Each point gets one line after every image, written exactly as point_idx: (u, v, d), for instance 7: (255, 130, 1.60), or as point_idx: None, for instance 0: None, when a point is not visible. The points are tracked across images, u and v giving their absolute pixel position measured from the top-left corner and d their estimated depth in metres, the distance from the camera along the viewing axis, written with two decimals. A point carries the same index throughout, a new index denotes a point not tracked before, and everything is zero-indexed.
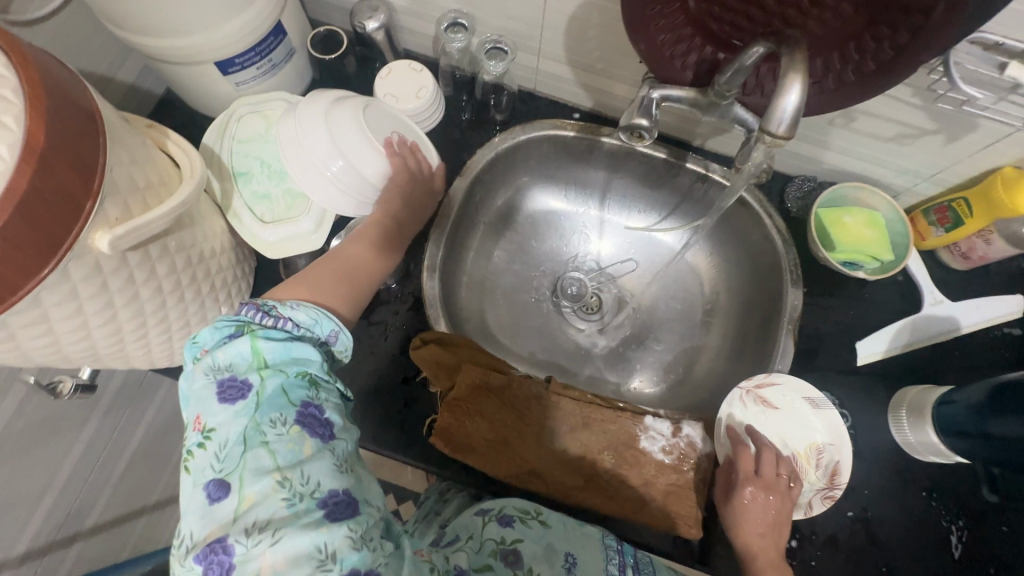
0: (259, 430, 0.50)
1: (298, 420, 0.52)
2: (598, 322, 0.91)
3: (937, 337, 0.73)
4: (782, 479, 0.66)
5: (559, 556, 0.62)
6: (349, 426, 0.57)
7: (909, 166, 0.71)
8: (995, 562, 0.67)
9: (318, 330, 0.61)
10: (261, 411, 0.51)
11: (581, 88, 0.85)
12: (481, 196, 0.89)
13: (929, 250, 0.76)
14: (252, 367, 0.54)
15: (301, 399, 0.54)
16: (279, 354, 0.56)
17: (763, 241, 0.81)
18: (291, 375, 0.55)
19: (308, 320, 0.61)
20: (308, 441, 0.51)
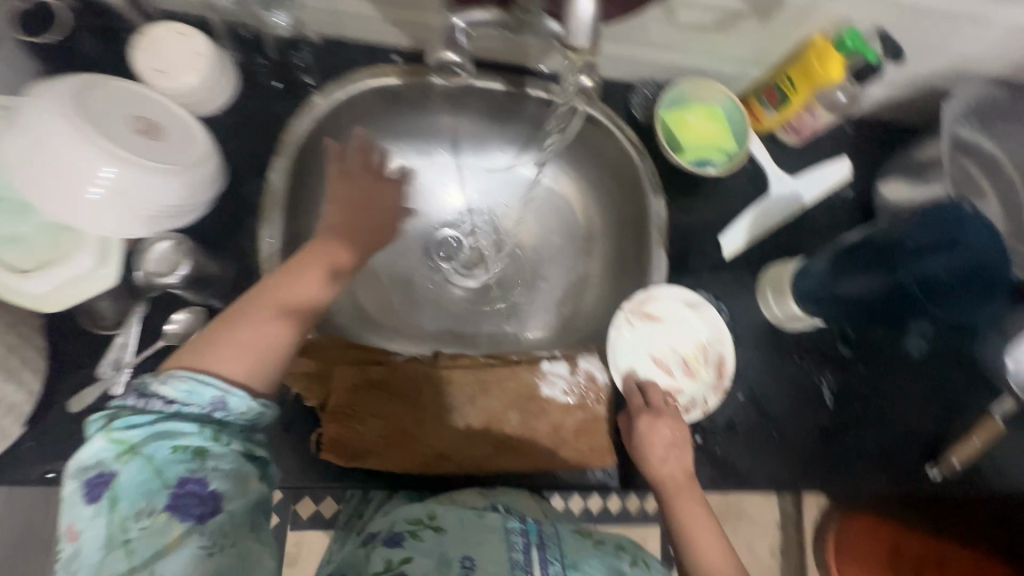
0: (117, 530, 0.40)
1: (167, 506, 0.42)
2: (483, 276, 0.86)
3: (786, 212, 0.80)
4: (668, 403, 0.69)
5: (454, 561, 0.45)
6: (251, 493, 0.45)
7: (731, 51, 0.73)
8: (858, 399, 0.77)
9: (198, 399, 0.46)
10: (118, 505, 0.41)
11: (391, 25, 0.71)
12: (316, 175, 0.76)
13: (767, 132, 0.81)
14: (113, 461, 0.42)
15: (173, 480, 0.42)
16: (147, 438, 0.43)
17: (619, 155, 0.79)
18: (158, 461, 0.43)
19: (181, 393, 0.46)
20: (179, 525, 0.41)
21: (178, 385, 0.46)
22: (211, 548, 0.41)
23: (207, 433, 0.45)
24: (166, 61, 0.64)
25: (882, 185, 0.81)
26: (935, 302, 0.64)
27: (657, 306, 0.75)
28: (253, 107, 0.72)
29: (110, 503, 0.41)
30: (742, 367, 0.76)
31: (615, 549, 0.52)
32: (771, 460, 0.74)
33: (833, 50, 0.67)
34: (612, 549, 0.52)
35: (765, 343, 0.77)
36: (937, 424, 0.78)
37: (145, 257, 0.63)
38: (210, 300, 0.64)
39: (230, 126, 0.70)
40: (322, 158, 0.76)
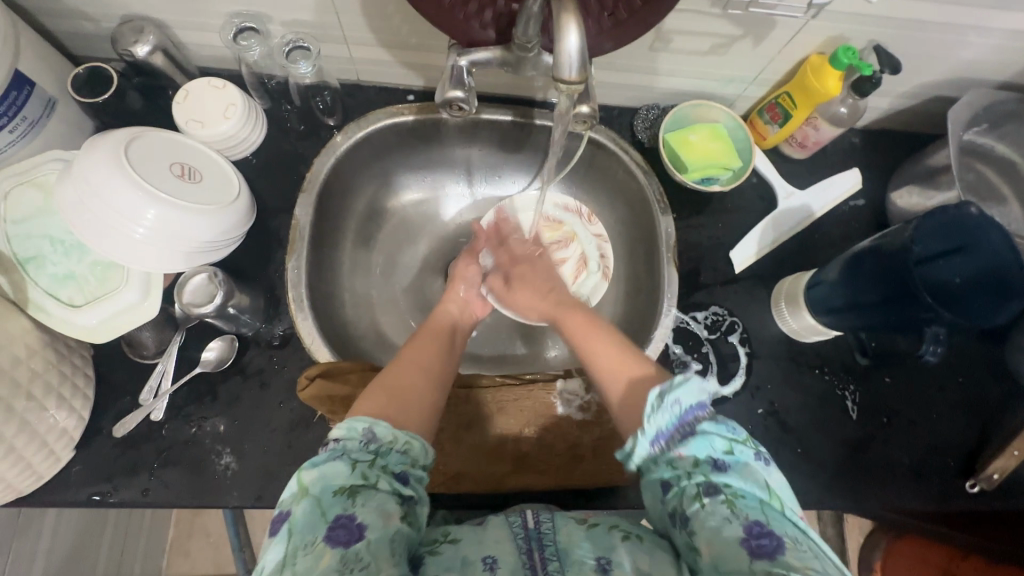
0: (290, 553, 0.43)
1: (327, 534, 0.44)
2: None
3: (796, 226, 0.80)
4: (533, 252, 0.80)
5: (476, 562, 0.48)
6: (392, 526, 0.46)
7: (730, 73, 0.76)
8: (884, 410, 0.76)
9: (357, 437, 0.49)
10: (295, 531, 0.44)
11: (405, 68, 0.76)
12: (338, 208, 0.81)
13: (772, 148, 0.83)
14: (300, 492, 0.46)
15: (333, 512, 0.45)
16: (319, 473, 0.47)
17: (627, 177, 0.82)
18: (324, 490, 0.46)
19: (343, 433, 0.50)
20: (330, 553, 0.44)
21: (346, 431, 0.50)
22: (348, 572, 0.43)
23: (359, 464, 0.48)
24: (204, 112, 0.70)
25: (894, 193, 0.81)
26: (963, 315, 0.59)
27: (669, 321, 0.75)
28: (281, 149, 0.78)
29: (292, 531, 0.44)
30: (761, 381, 0.75)
31: (609, 527, 0.51)
32: (795, 474, 0.73)
33: (829, 66, 0.68)
34: (606, 529, 0.51)
35: (782, 356, 0.76)
36: (970, 436, 0.76)
37: (185, 288, 0.67)
38: (241, 329, 0.69)
39: (259, 167, 0.76)
40: (343, 194, 0.81)
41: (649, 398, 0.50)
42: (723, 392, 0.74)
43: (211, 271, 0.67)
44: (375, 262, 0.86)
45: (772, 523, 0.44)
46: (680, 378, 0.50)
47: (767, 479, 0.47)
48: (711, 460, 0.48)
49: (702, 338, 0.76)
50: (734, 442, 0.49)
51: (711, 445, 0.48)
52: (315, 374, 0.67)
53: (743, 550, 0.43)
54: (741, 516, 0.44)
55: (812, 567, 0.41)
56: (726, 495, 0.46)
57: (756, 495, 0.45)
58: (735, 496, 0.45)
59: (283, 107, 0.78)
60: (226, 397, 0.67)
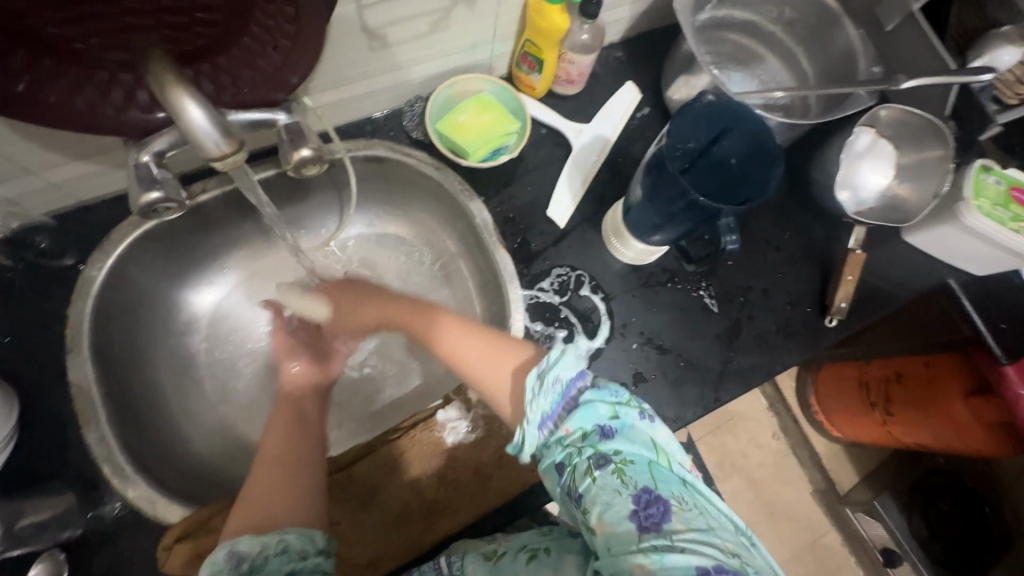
0: None
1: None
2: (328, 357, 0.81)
3: (597, 159, 0.80)
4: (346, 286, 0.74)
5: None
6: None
7: (467, 41, 0.72)
8: (738, 290, 0.79)
9: (221, 567, 0.44)
10: None
11: (122, 169, 0.66)
12: (129, 345, 0.70)
13: (545, 93, 0.81)
14: None
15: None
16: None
17: (422, 179, 0.77)
18: None
19: (207, 570, 0.44)
20: None
21: (209, 566, 0.44)
22: None
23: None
24: None
25: (669, 91, 0.83)
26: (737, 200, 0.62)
27: (520, 303, 0.73)
28: (22, 317, 0.65)
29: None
30: (625, 317, 0.76)
31: (516, 553, 0.48)
32: (687, 385, 0.75)
33: (547, 3, 0.66)
34: (514, 558, 0.48)
35: (635, 284, 0.77)
36: (814, 279, 0.82)
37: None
38: (62, 534, 0.58)
39: (2, 349, 0.63)
40: (126, 329, 0.70)
41: (530, 379, 0.48)
42: (597, 345, 0.74)
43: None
44: (207, 379, 0.77)
45: (659, 486, 0.43)
46: (556, 352, 0.48)
47: (654, 436, 0.46)
48: (598, 429, 0.46)
49: (557, 304, 0.75)
50: (618, 405, 0.47)
51: (597, 412, 0.46)
52: (176, 539, 0.59)
53: (632, 527, 0.42)
54: (631, 490, 0.43)
55: (695, 529, 0.41)
56: (618, 466, 0.44)
57: (643, 460, 0.44)
58: (625, 465, 0.44)
59: (2, 270, 0.65)
60: None
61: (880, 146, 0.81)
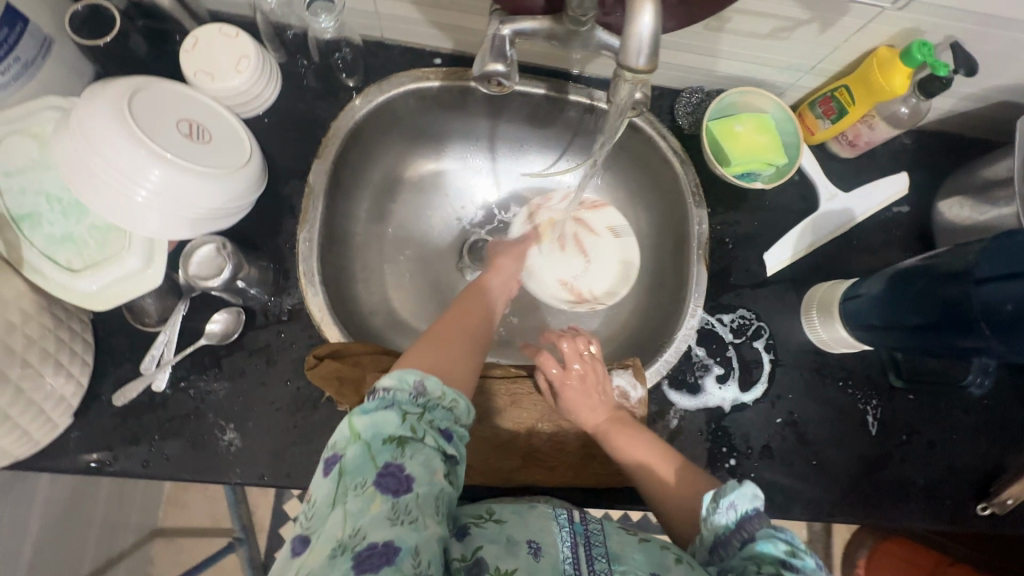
0: (341, 494, 0.44)
1: (376, 480, 0.44)
2: None
3: (836, 230, 0.76)
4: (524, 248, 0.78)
5: (521, 544, 0.48)
6: (437, 482, 0.45)
7: (786, 60, 0.70)
8: (904, 427, 0.74)
9: (407, 388, 0.49)
10: (343, 477, 0.44)
11: (435, 28, 0.70)
12: (353, 175, 0.76)
13: (819, 144, 0.78)
14: (349, 441, 0.46)
15: (382, 459, 0.45)
16: (371, 419, 0.46)
17: (662, 165, 0.77)
18: (372, 438, 0.45)
19: (394, 382, 0.49)
20: (379, 499, 0.43)
21: (397, 381, 0.49)
22: (396, 519, 0.42)
23: (410, 415, 0.47)
24: (215, 64, 0.64)
25: (942, 202, 0.76)
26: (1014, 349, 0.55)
27: (694, 322, 0.72)
28: (296, 111, 0.72)
29: (342, 472, 0.45)
30: (782, 390, 0.73)
31: (661, 546, 0.50)
32: (807, 487, 0.71)
33: (900, 63, 0.62)
34: (658, 547, 0.50)
35: (807, 365, 0.74)
36: (987, 458, 0.74)
37: (191, 259, 0.63)
38: (247, 300, 0.65)
39: (270, 126, 0.71)
40: (357, 161, 0.76)
41: (704, 500, 0.50)
42: (743, 399, 0.72)
43: (219, 241, 0.63)
44: (385, 237, 0.82)
45: None
46: (731, 482, 0.50)
47: None
48: (779, 564, 0.46)
49: (726, 342, 0.73)
50: (798, 547, 0.47)
51: (776, 548, 0.46)
52: (327, 353, 0.64)
53: None
54: None
55: None
56: None
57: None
58: None
59: (299, 62, 0.72)
60: (231, 371, 0.64)
61: None
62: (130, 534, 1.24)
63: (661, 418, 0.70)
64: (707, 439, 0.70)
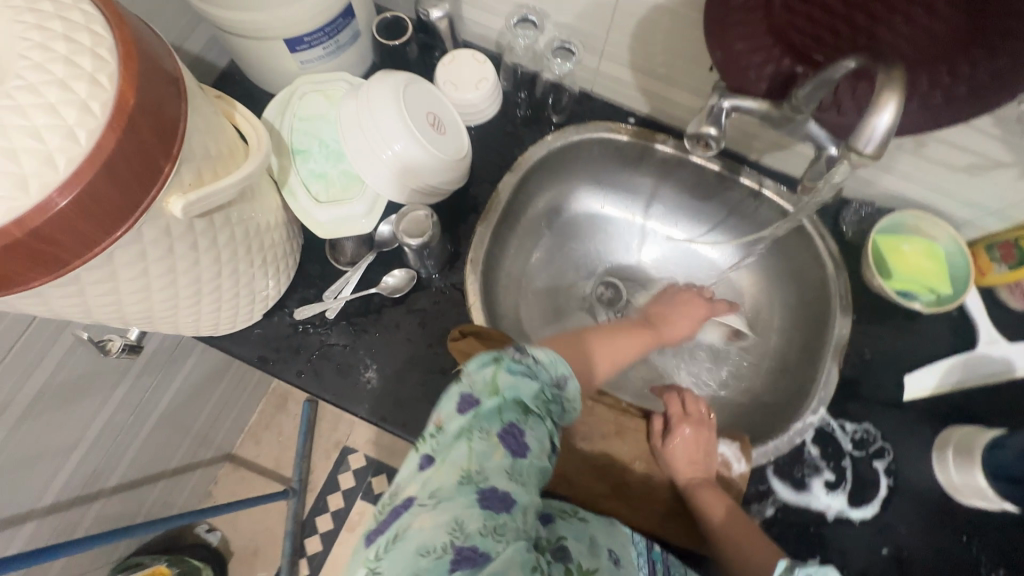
0: (470, 430, 0.47)
1: (500, 434, 0.48)
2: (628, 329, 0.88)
3: (989, 377, 0.73)
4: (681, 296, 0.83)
5: (603, 550, 0.56)
6: (543, 460, 0.49)
7: (973, 197, 0.71)
8: None
9: (549, 373, 0.51)
10: (476, 419, 0.47)
11: (640, 92, 0.81)
12: (529, 195, 0.87)
13: (986, 287, 0.76)
14: (485, 390, 0.49)
15: (511, 419, 0.48)
16: (514, 381, 0.49)
17: (814, 263, 0.79)
18: (509, 398, 0.49)
19: (542, 361, 0.52)
20: (501, 451, 0.47)
21: (550, 361, 0.52)
22: (512, 475, 0.47)
23: (541, 393, 0.51)
24: (460, 78, 0.79)
25: None
26: None
27: (813, 420, 0.72)
28: (503, 130, 0.85)
29: (475, 414, 0.48)
30: (895, 521, 0.69)
31: None
32: None
33: None
34: None
35: (929, 505, 0.69)
36: None
37: (405, 218, 0.73)
38: (421, 269, 0.76)
39: (479, 136, 0.83)
40: (535, 185, 0.87)
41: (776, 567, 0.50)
42: (850, 515, 0.68)
43: (430, 211, 0.74)
44: (534, 254, 0.91)
45: None
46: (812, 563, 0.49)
47: None
48: None
49: (844, 450, 0.71)
50: None
51: None
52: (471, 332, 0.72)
53: None
54: None
55: None
56: None
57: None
58: None
59: (519, 94, 0.85)
60: (388, 321, 0.74)
61: None
62: (210, 450, 1.36)
63: (756, 501, 0.69)
64: (800, 541, 0.68)
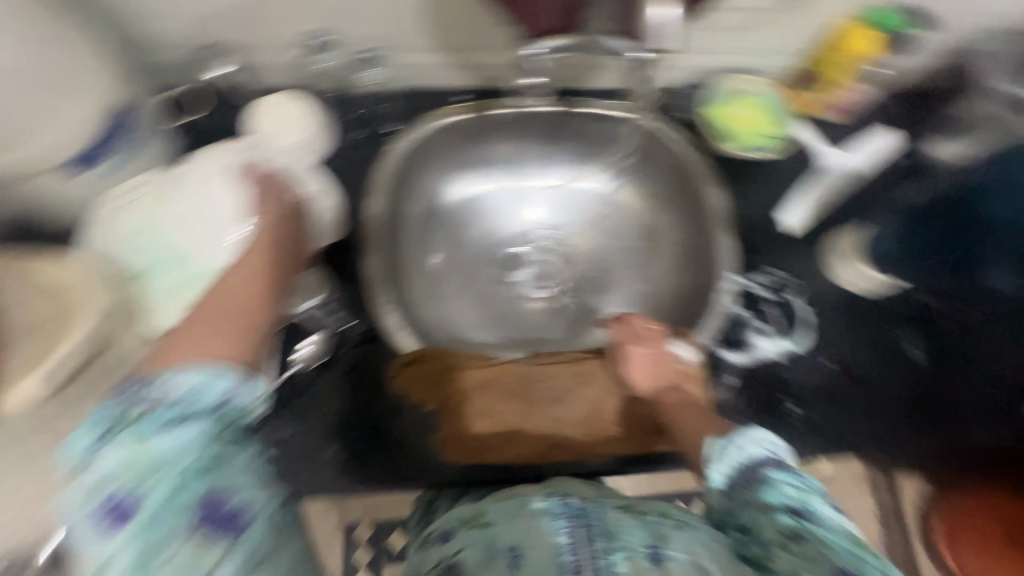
0: (147, 566, 0.35)
1: (195, 532, 0.37)
2: (554, 286, 0.93)
3: (846, 183, 0.83)
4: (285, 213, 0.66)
5: (501, 553, 0.50)
6: (271, 505, 0.40)
7: (768, 44, 0.79)
8: (957, 351, 0.77)
9: (210, 395, 0.42)
10: (143, 544, 0.35)
11: (457, 68, 0.81)
12: (402, 207, 0.85)
13: (810, 114, 0.87)
14: (128, 483, 0.37)
15: (194, 502, 0.37)
16: (159, 449, 0.38)
17: (672, 155, 0.86)
18: (182, 475, 0.38)
19: (193, 387, 0.42)
20: (215, 558, 0.36)
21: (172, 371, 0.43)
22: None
23: (216, 430, 0.41)
24: (278, 125, 0.73)
25: (931, 145, 0.84)
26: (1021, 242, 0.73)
27: (732, 287, 0.79)
28: (346, 157, 0.81)
29: (143, 531, 0.36)
30: (826, 335, 0.78)
31: (659, 517, 0.52)
32: (869, 423, 0.75)
33: (859, 28, 0.75)
34: (657, 519, 0.52)
35: (845, 310, 0.79)
36: None
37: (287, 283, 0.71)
38: (333, 325, 0.73)
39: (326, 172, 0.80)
40: (403, 196, 0.85)
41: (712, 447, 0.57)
42: (792, 349, 0.77)
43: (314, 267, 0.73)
44: (433, 260, 0.90)
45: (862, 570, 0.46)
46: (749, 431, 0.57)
47: (856, 538, 0.49)
48: (790, 509, 0.51)
49: (765, 299, 0.79)
50: (808, 494, 0.52)
51: (786, 494, 0.51)
52: (411, 361, 0.71)
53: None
54: (830, 562, 0.47)
55: None
56: (813, 541, 0.48)
57: (839, 545, 0.48)
58: (820, 542, 0.48)
59: (346, 116, 0.82)
60: (325, 391, 0.71)
61: None
62: None
63: (718, 376, 0.75)
64: (765, 391, 0.75)
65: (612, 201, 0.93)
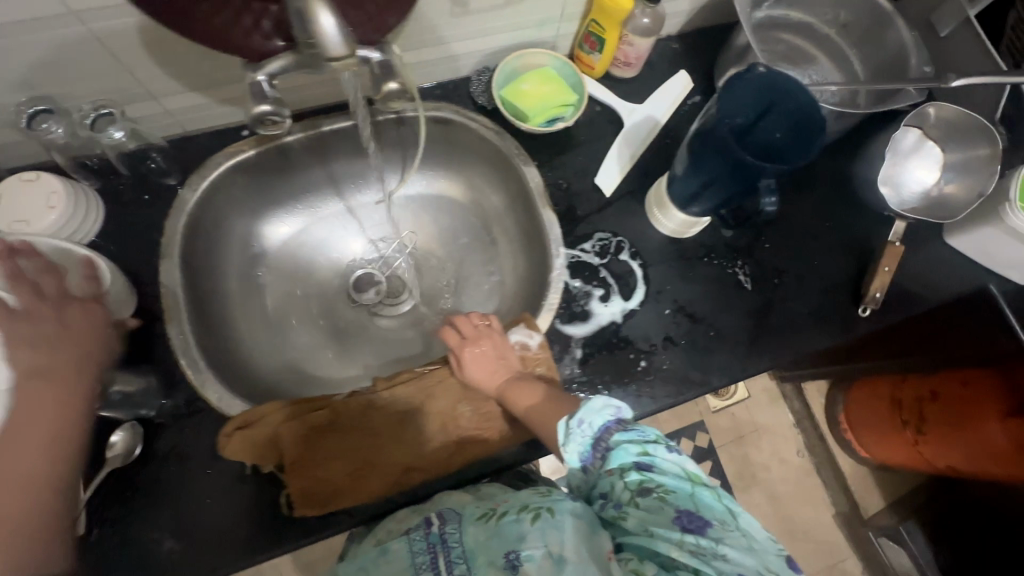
0: None
1: None
2: (409, 300, 0.91)
3: (649, 136, 0.85)
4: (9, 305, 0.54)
5: None
6: None
7: (538, 16, 0.79)
8: (775, 271, 0.83)
9: None
10: None
11: (227, 104, 0.75)
12: (212, 262, 0.79)
13: (603, 74, 0.88)
14: None
15: None
16: None
17: (482, 142, 0.85)
18: None
19: None
20: None
21: None
22: None
23: None
24: (25, 210, 0.66)
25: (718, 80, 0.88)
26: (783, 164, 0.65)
27: (562, 261, 0.78)
28: (126, 225, 0.74)
29: None
30: (660, 285, 0.80)
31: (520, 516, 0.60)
32: (718, 357, 0.77)
33: None
34: (516, 519, 0.60)
35: (672, 256, 0.81)
36: (851, 267, 0.84)
37: None
38: (140, 411, 0.66)
39: (105, 248, 0.72)
40: (209, 250, 0.79)
41: (561, 430, 0.61)
42: (630, 307, 0.78)
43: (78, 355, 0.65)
44: (267, 306, 0.85)
45: (700, 508, 0.53)
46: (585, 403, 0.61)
47: (690, 471, 0.56)
48: (636, 466, 0.56)
49: (596, 265, 0.79)
50: (646, 443, 0.58)
51: (629, 454, 0.57)
52: (238, 425, 0.66)
53: (676, 529, 0.52)
54: (672, 507, 0.53)
55: (741, 543, 0.51)
56: (658, 492, 0.54)
57: (679, 487, 0.55)
58: (664, 492, 0.54)
59: (115, 181, 0.74)
60: (152, 484, 0.65)
61: (924, 147, 0.86)
62: None
63: (566, 352, 0.75)
64: (613, 354, 0.76)
65: (442, 203, 0.93)
